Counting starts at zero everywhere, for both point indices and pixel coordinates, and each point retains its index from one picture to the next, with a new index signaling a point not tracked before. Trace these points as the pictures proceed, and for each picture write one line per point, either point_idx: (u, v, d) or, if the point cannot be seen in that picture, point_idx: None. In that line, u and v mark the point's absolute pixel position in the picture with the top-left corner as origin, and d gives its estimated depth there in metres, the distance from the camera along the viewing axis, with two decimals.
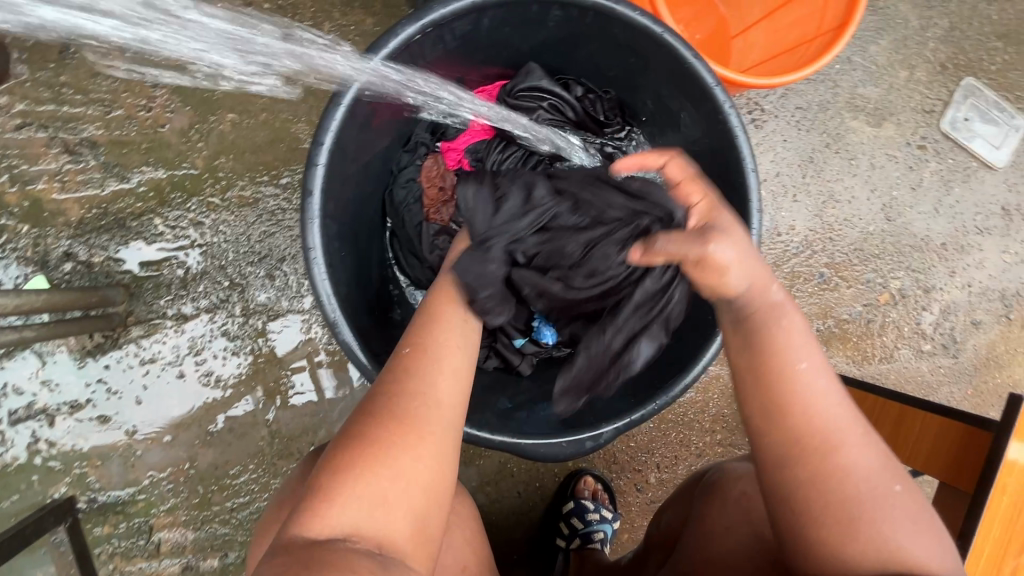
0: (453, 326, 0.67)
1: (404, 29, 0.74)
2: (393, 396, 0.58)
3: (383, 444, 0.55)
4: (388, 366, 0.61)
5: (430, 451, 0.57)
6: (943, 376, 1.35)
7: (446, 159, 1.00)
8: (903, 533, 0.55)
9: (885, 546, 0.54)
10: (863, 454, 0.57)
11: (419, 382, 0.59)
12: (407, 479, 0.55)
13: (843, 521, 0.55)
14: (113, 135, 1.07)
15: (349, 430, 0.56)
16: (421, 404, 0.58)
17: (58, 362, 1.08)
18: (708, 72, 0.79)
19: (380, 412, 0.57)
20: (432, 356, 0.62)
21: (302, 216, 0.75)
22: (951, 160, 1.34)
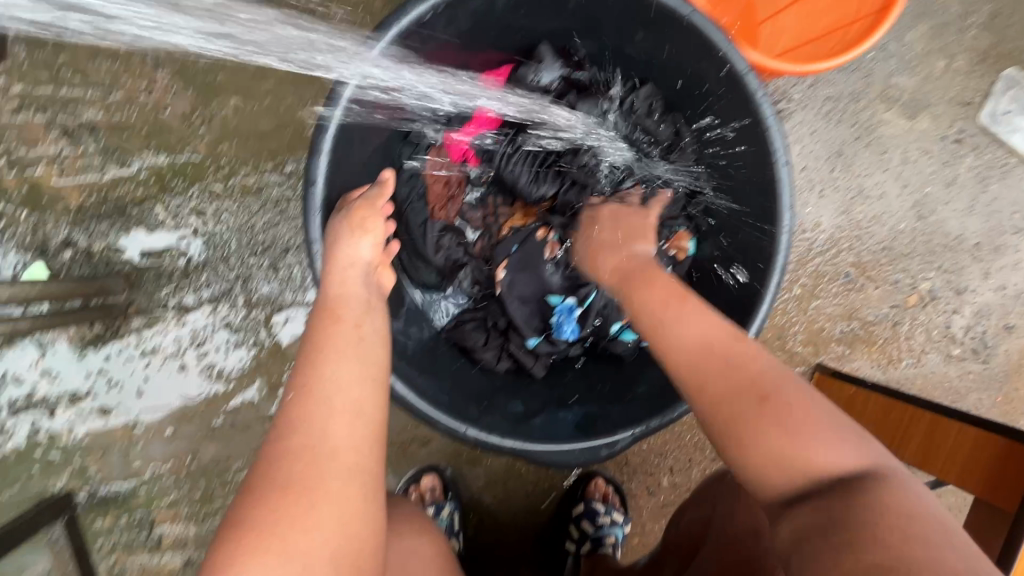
0: (343, 352, 0.61)
1: (415, 7, 0.69)
2: (281, 454, 0.54)
3: (268, 520, 0.50)
4: (274, 424, 0.57)
5: (331, 507, 0.51)
6: (973, 382, 1.30)
7: (450, 151, 0.96)
8: (817, 439, 0.54)
9: (804, 462, 0.54)
10: (759, 366, 0.59)
11: (304, 434, 0.55)
12: (305, 555, 0.49)
13: (756, 428, 0.55)
14: (113, 119, 1.03)
15: (237, 512, 0.52)
16: (308, 461, 0.53)
17: (58, 352, 1.05)
18: (741, 57, 0.73)
19: (264, 481, 0.52)
20: (319, 391, 0.57)
21: (304, 206, 0.71)
22: (989, 156, 1.27)
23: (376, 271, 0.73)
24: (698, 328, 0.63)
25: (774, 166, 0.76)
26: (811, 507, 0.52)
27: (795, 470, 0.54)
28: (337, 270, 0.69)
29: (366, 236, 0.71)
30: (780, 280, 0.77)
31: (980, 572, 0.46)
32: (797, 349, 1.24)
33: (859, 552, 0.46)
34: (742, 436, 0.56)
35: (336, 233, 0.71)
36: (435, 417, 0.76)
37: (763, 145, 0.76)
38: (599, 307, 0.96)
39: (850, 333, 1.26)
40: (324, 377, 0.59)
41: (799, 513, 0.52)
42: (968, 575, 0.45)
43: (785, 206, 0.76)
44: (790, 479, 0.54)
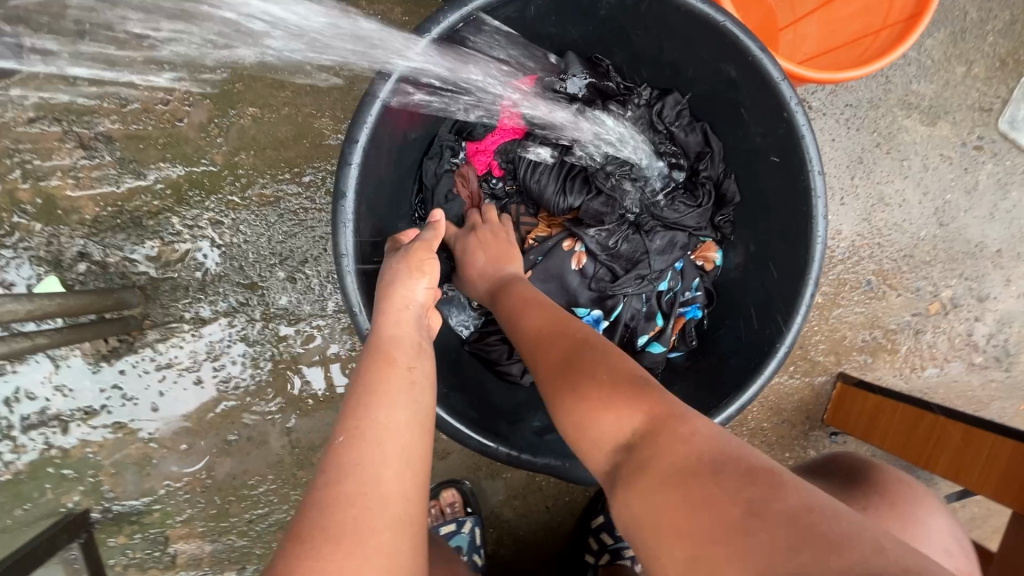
0: (398, 397, 0.60)
1: (447, 17, 0.68)
2: (333, 500, 0.50)
3: (320, 574, 0.46)
4: (325, 465, 0.54)
5: (381, 561, 0.49)
6: (996, 391, 1.28)
7: (475, 163, 0.94)
8: (618, 405, 0.56)
9: (618, 426, 0.55)
10: (578, 352, 0.64)
11: (362, 482, 0.52)
12: None
13: (574, 402, 0.59)
14: (129, 129, 1.02)
15: (280, 562, 0.47)
16: (366, 512, 0.50)
17: (71, 366, 1.03)
18: (775, 65, 0.72)
19: (314, 529, 0.48)
20: (374, 434, 0.55)
21: (335, 219, 0.69)
22: (1009, 162, 1.26)
23: (426, 314, 0.72)
24: (543, 333, 0.69)
25: (807, 175, 0.75)
26: (627, 464, 0.51)
27: (607, 432, 0.56)
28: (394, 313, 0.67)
29: (425, 279, 0.70)
30: (813, 291, 0.76)
31: (760, 493, 0.41)
32: (819, 358, 1.23)
33: (652, 491, 0.46)
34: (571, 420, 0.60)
35: (392, 276, 0.70)
36: (467, 435, 0.75)
37: (797, 154, 0.75)
38: (627, 319, 0.93)
39: (872, 341, 1.25)
40: (378, 420, 0.57)
41: (622, 474, 0.52)
42: (715, 499, 0.42)
43: (819, 216, 0.75)
44: (614, 448, 0.54)
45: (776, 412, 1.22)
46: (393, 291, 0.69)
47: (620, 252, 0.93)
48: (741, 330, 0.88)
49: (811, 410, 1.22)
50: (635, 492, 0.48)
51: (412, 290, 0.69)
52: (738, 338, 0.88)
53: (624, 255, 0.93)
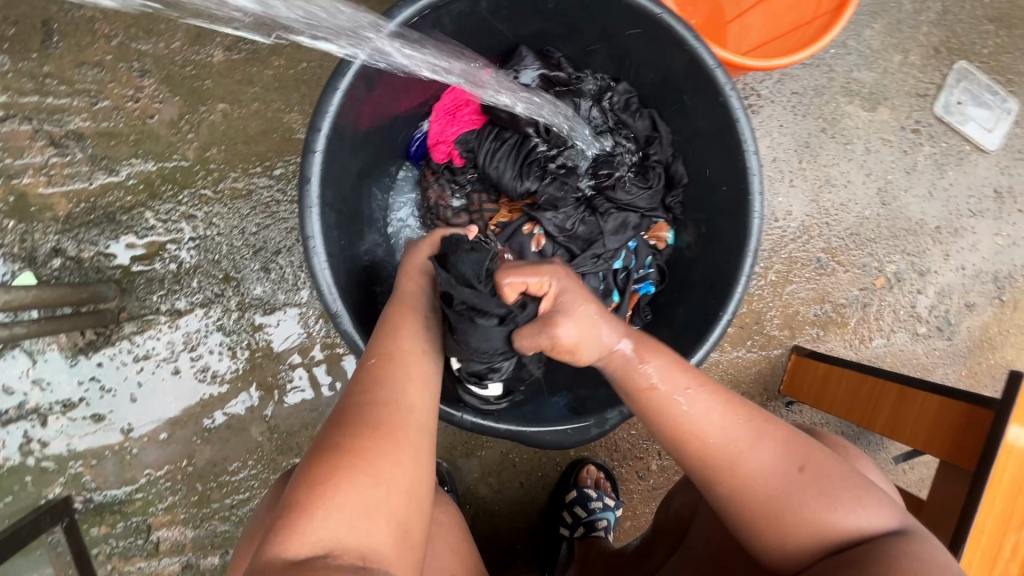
0: (418, 331, 0.66)
1: (402, 12, 0.73)
2: (367, 401, 0.57)
3: (359, 452, 0.53)
4: (357, 375, 0.61)
5: (410, 453, 0.56)
6: (938, 358, 1.37)
7: (436, 153, 0.98)
8: (831, 507, 0.58)
9: (828, 523, 0.58)
10: (762, 447, 0.60)
11: (390, 389, 0.59)
12: (390, 485, 0.53)
13: (784, 505, 0.59)
14: (100, 127, 1.04)
15: (324, 442, 0.55)
16: (394, 410, 0.57)
17: (49, 360, 1.06)
18: (709, 53, 0.78)
19: (353, 420, 0.56)
20: (401, 357, 0.62)
21: (300, 205, 0.73)
22: (945, 144, 1.35)
23: (437, 277, 0.77)
24: (729, 425, 0.60)
25: (743, 154, 0.81)
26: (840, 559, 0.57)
27: (819, 534, 0.58)
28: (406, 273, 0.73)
29: (427, 243, 0.75)
30: (753, 261, 0.82)
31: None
32: (774, 333, 1.30)
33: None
34: (772, 518, 0.59)
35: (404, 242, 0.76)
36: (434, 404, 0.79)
37: (733, 134, 0.81)
38: None
39: (823, 315, 1.32)
40: (404, 346, 0.63)
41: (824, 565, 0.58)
42: None
43: (755, 191, 0.81)
44: (814, 541, 0.58)
45: (736, 384, 1.29)
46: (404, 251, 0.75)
47: (578, 234, 0.98)
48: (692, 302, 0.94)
49: (769, 382, 1.29)
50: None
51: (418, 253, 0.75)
52: (688, 310, 0.93)
53: (580, 236, 0.98)
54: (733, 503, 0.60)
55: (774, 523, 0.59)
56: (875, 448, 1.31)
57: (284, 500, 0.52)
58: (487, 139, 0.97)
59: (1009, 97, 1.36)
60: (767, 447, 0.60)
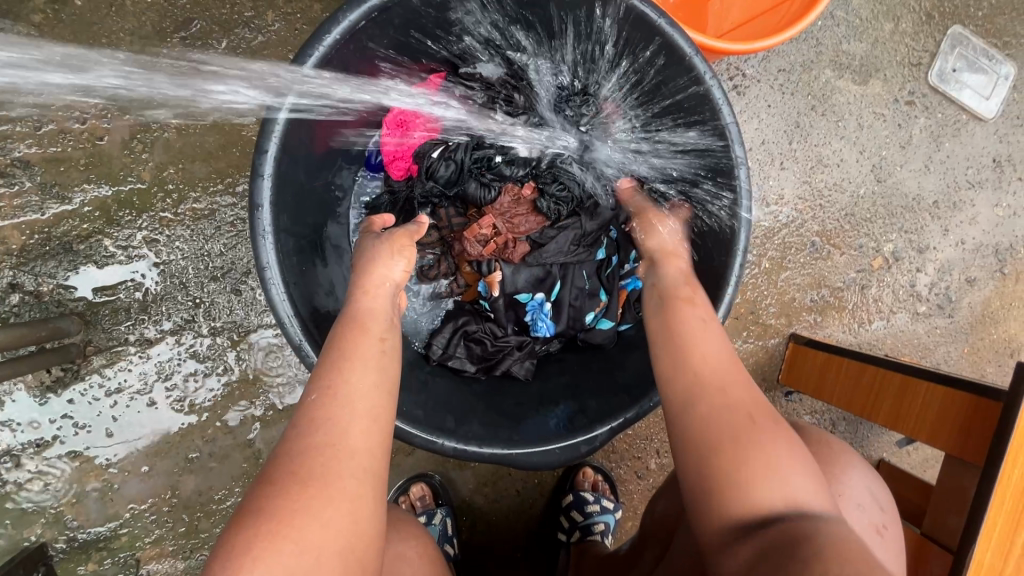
0: (367, 362, 0.63)
1: (347, 16, 0.67)
2: (304, 450, 0.56)
3: (285, 511, 0.52)
4: (296, 418, 0.59)
5: (343, 506, 0.54)
6: (940, 337, 1.33)
7: (393, 170, 0.94)
8: (782, 471, 0.57)
9: (773, 483, 0.57)
10: (744, 393, 0.64)
11: (327, 434, 0.57)
12: (319, 546, 0.51)
13: (749, 440, 0.60)
14: (48, 153, 0.98)
15: (253, 500, 0.53)
16: (328, 458, 0.55)
17: (17, 401, 1.01)
18: (685, 37, 0.72)
19: (283, 475, 0.54)
20: (344, 394, 0.60)
21: (252, 231, 0.68)
22: (940, 115, 1.29)
23: (401, 293, 0.74)
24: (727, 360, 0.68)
25: (730, 146, 0.75)
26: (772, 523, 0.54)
27: (764, 497, 0.56)
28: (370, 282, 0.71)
29: (402, 259, 0.73)
30: (743, 258, 0.78)
31: None
32: (770, 322, 1.26)
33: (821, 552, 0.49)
34: (731, 452, 0.59)
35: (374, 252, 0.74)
36: (412, 432, 0.75)
37: (715, 125, 0.76)
38: (570, 300, 0.96)
39: (820, 301, 1.28)
40: (348, 381, 0.61)
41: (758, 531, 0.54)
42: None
43: (743, 187, 0.75)
44: (757, 498, 0.56)
45: None
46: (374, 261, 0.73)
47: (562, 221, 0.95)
48: None
49: (767, 372, 1.26)
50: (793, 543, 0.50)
51: (388, 269, 0.72)
52: None
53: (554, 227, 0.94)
54: (701, 434, 0.61)
55: (734, 466, 0.59)
56: (878, 432, 1.28)
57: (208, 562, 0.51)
58: (446, 145, 0.92)
59: (1006, 61, 1.30)
60: (752, 391, 0.65)
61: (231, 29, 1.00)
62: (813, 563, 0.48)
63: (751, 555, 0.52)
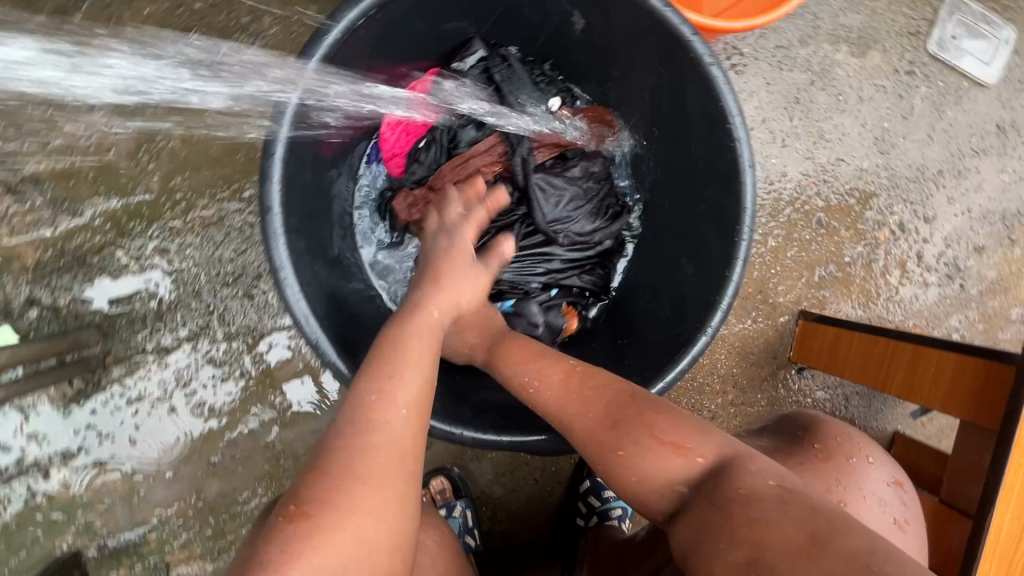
0: (419, 372, 0.65)
1: (346, 15, 0.68)
2: (358, 450, 0.58)
3: (343, 508, 0.55)
4: (348, 414, 0.60)
5: (394, 504, 0.57)
6: (950, 306, 1.33)
7: (391, 167, 0.97)
8: (654, 471, 0.64)
9: (662, 486, 0.64)
10: (589, 416, 0.69)
11: (381, 438, 0.59)
12: (371, 539, 0.55)
13: (631, 476, 0.65)
14: (56, 168, 1.00)
15: (310, 491, 0.55)
16: (382, 461, 0.58)
17: (41, 414, 1.03)
18: (684, 22, 0.73)
19: (337, 473, 0.56)
20: (398, 402, 0.61)
21: (264, 234, 0.69)
22: (941, 83, 1.28)
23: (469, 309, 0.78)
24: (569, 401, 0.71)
25: (730, 127, 0.76)
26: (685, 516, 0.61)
27: (664, 501, 0.64)
28: (439, 287, 0.74)
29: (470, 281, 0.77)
30: (750, 235, 0.78)
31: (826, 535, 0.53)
32: (779, 300, 1.26)
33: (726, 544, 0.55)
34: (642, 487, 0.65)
35: (455, 267, 0.77)
36: (431, 425, 0.77)
37: (716, 107, 0.76)
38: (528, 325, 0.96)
39: (828, 276, 1.28)
40: (403, 387, 0.63)
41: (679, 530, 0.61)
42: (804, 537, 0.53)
43: (746, 163, 0.76)
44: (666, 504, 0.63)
45: (744, 356, 1.25)
46: (452, 269, 0.77)
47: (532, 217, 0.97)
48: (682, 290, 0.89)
49: (778, 350, 1.26)
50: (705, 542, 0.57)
51: (461, 291, 0.76)
52: (676, 294, 0.90)
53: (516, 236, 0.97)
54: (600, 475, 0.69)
55: (644, 500, 0.65)
56: (892, 404, 1.29)
57: (265, 537, 0.54)
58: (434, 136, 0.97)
59: (1006, 25, 1.29)
60: (591, 405, 0.70)
61: (229, 35, 1.00)
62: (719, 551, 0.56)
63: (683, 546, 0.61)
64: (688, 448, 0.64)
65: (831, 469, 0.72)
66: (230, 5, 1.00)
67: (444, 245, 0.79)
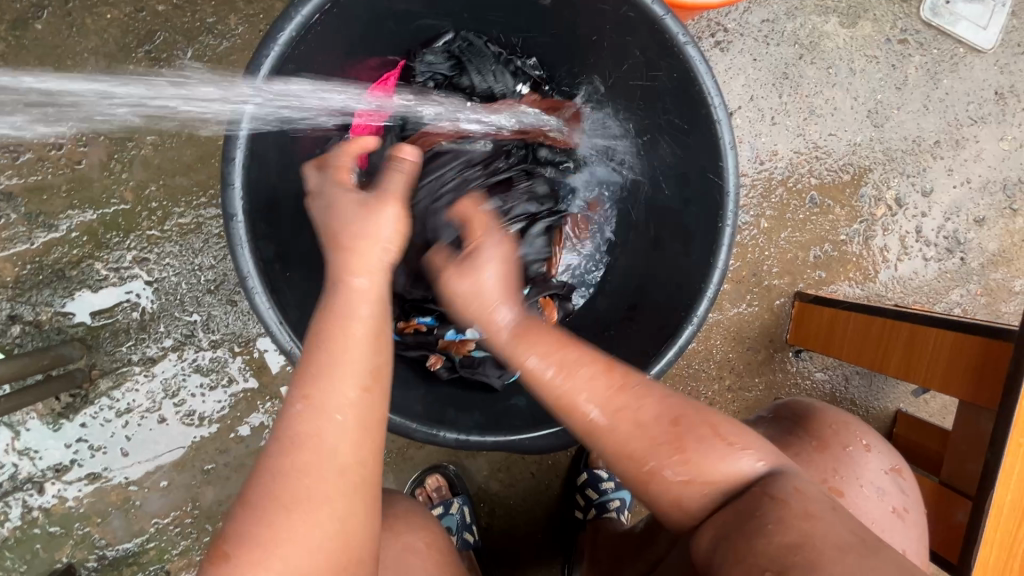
0: (341, 372, 0.58)
1: (300, 11, 0.66)
2: (281, 473, 0.55)
3: (267, 535, 0.53)
4: (277, 430, 0.57)
5: (330, 524, 0.54)
6: (951, 280, 1.30)
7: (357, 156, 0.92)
8: (706, 462, 0.57)
9: (711, 479, 0.57)
10: (639, 404, 0.61)
11: (308, 453, 0.55)
12: (301, 567, 0.53)
13: (676, 463, 0.58)
14: (29, 182, 0.98)
15: (234, 524, 0.54)
16: (307, 479, 0.54)
17: (31, 429, 1.03)
18: (655, 0, 0.70)
19: (263, 498, 0.54)
20: (327, 410, 0.56)
21: (229, 242, 0.67)
22: (936, 51, 1.24)
23: (393, 254, 0.64)
24: (635, 395, 0.61)
25: (709, 109, 0.73)
26: (722, 512, 0.56)
27: (700, 490, 0.58)
28: (343, 251, 0.63)
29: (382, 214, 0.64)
30: (734, 218, 0.75)
31: (874, 542, 0.51)
32: (773, 282, 1.23)
33: (767, 536, 0.51)
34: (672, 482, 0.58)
35: (348, 219, 0.64)
36: (411, 428, 0.75)
37: (694, 87, 0.73)
38: None
39: (823, 256, 1.25)
40: (335, 393, 0.57)
41: (710, 528, 0.56)
42: (858, 541, 0.51)
43: (726, 145, 0.73)
44: (700, 501, 0.58)
45: (740, 341, 1.23)
46: (357, 229, 0.63)
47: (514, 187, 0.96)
48: (667, 282, 0.86)
49: (774, 333, 1.24)
50: (742, 538, 0.53)
51: (378, 239, 0.63)
52: (663, 282, 0.87)
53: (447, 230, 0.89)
54: (617, 461, 0.60)
55: (673, 490, 0.58)
56: (893, 383, 1.26)
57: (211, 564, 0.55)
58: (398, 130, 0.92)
59: None
60: (642, 401, 0.61)
61: (195, 37, 0.98)
62: (762, 527, 0.52)
63: (710, 541, 0.55)
64: (737, 444, 0.59)
65: (828, 463, 0.70)
66: (193, 5, 0.97)
67: (322, 208, 0.68)
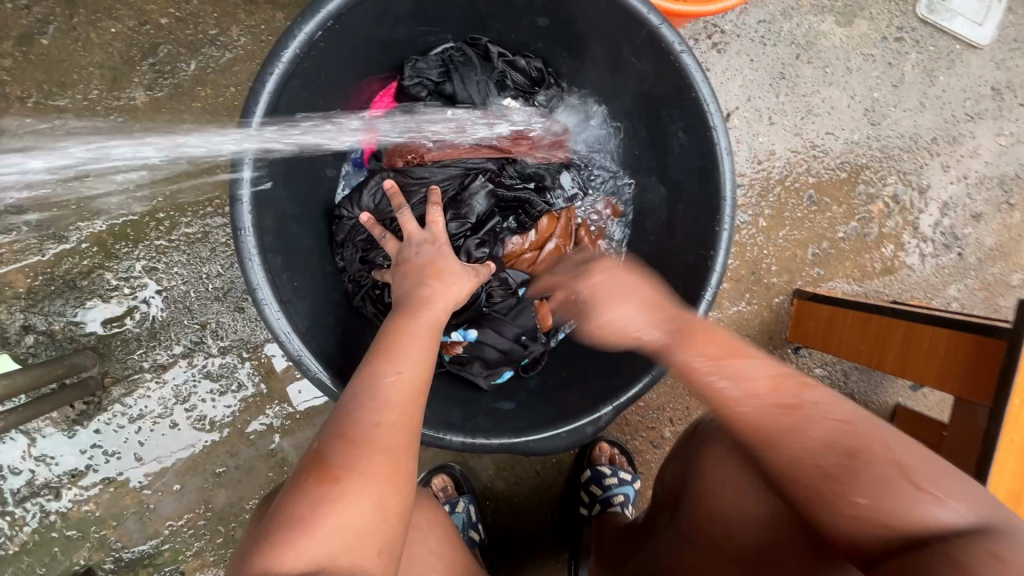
0: (419, 357, 0.66)
1: (303, 28, 0.68)
2: (372, 419, 0.59)
3: (354, 469, 0.55)
4: (363, 388, 0.62)
5: (406, 470, 0.58)
6: (949, 275, 1.31)
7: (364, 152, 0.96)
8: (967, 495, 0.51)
9: (908, 514, 0.50)
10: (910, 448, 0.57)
11: (395, 409, 0.61)
12: (381, 502, 0.55)
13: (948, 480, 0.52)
14: (38, 195, 1.00)
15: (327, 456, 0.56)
16: (393, 431, 0.59)
17: (47, 436, 1.06)
18: (652, 11, 0.71)
19: (356, 438, 0.57)
20: (409, 378, 0.63)
21: (239, 256, 0.69)
22: (932, 48, 1.25)
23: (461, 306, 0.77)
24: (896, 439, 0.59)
25: (705, 115, 0.74)
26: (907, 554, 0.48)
27: (899, 526, 0.50)
28: (443, 283, 0.75)
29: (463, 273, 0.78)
30: (732, 222, 0.76)
31: None
32: (772, 281, 1.25)
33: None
34: (921, 488, 0.52)
35: (454, 265, 0.78)
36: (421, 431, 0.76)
37: (691, 93, 0.74)
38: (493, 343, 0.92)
39: (821, 253, 1.26)
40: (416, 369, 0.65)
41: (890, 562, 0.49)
42: None
43: (722, 151, 0.74)
44: (883, 532, 0.51)
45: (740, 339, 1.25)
46: (448, 270, 0.77)
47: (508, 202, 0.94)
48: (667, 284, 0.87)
49: (773, 330, 1.26)
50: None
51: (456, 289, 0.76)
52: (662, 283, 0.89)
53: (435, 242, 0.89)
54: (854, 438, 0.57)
55: (903, 502, 0.51)
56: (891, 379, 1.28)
57: (291, 494, 0.55)
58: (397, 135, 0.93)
59: None
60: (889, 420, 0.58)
61: (198, 48, 1.00)
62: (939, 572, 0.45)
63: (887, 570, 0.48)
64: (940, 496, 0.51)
65: None
66: (196, 18, 0.99)
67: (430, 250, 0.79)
